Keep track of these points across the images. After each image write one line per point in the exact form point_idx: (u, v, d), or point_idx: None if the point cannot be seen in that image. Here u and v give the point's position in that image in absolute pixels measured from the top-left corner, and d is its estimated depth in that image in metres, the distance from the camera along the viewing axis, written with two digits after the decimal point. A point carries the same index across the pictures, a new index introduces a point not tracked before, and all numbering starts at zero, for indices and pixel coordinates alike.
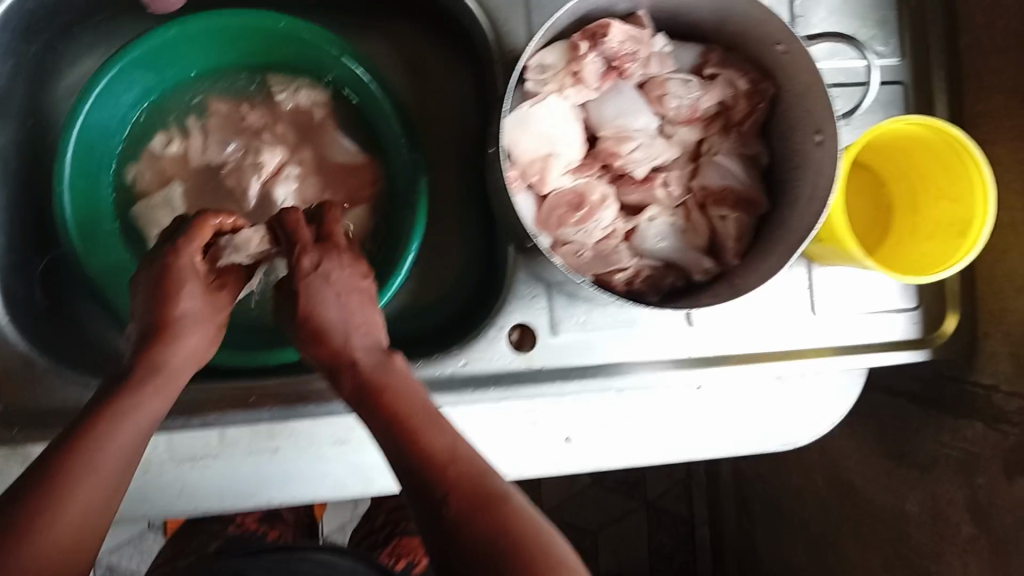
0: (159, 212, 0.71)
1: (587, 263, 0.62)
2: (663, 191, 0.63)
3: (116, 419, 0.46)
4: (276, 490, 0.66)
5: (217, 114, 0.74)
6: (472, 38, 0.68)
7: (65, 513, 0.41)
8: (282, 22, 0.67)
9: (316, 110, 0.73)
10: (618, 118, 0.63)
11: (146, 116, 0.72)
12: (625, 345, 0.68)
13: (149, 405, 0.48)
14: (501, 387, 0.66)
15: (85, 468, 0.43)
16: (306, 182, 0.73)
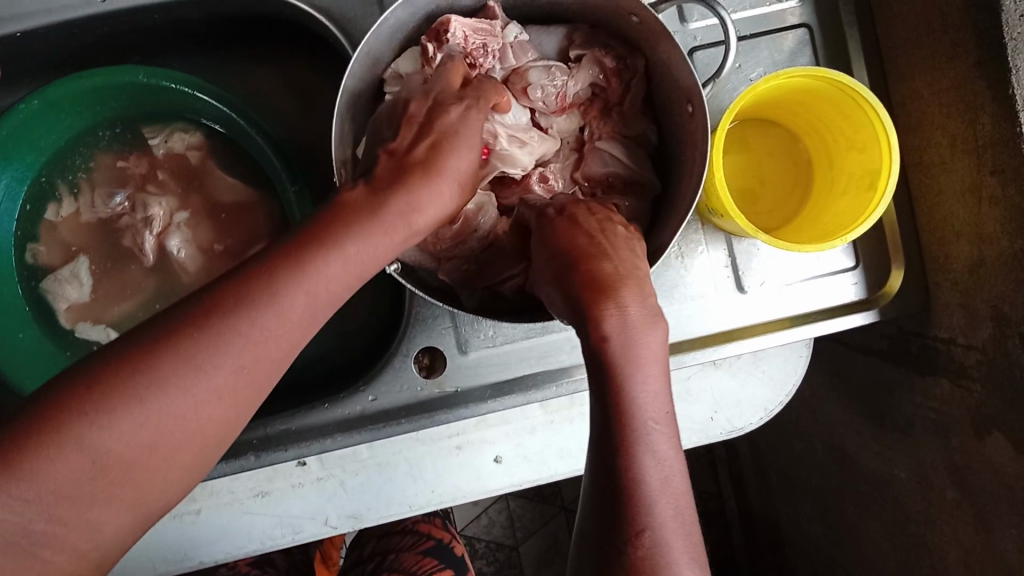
0: (59, 286, 0.68)
1: (472, 277, 0.58)
2: (543, 187, 0.58)
3: (214, 333, 0.38)
4: (204, 550, 0.64)
5: (96, 174, 0.69)
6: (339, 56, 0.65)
7: (115, 424, 0.36)
8: (141, 75, 0.63)
9: (196, 153, 0.70)
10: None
11: (32, 187, 0.68)
12: (540, 354, 0.64)
13: (256, 333, 0.39)
14: (414, 418, 0.63)
15: (190, 362, 0.37)
16: (198, 229, 0.70)
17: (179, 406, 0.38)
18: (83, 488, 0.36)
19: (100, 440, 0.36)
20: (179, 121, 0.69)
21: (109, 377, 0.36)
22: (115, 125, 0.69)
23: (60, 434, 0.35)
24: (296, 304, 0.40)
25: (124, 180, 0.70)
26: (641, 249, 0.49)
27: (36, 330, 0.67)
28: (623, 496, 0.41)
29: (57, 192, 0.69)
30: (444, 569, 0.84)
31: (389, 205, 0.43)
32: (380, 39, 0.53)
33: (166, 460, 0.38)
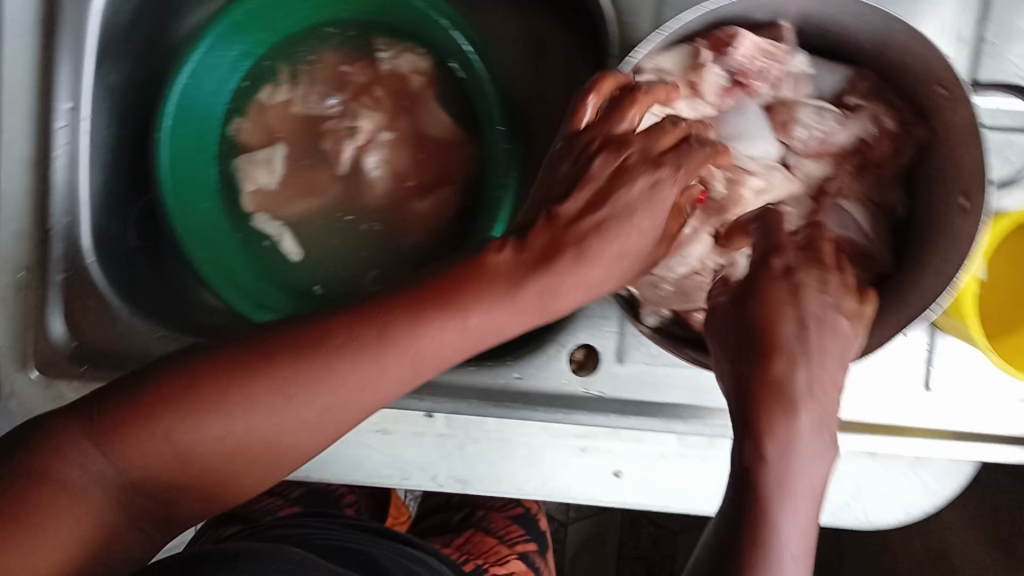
0: (252, 170, 0.69)
1: (664, 296, 0.56)
2: None
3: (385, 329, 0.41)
4: (314, 467, 0.65)
5: (320, 70, 0.70)
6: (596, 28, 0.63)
7: (282, 401, 0.41)
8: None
9: (419, 78, 0.69)
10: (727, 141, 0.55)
11: (256, 66, 0.70)
12: (696, 388, 0.61)
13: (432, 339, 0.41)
14: (551, 409, 0.62)
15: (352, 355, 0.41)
16: (398, 152, 0.70)
17: (290, 408, 0.41)
18: (193, 461, 0.41)
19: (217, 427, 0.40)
20: (413, 41, 0.69)
21: (232, 363, 0.41)
22: (350, 28, 0.70)
23: (190, 407, 0.40)
24: (439, 343, 0.41)
25: (342, 83, 0.70)
26: (845, 328, 0.41)
27: (218, 206, 0.69)
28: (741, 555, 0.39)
29: (276, 77, 0.70)
30: (530, 543, 0.87)
31: (623, 193, 0.42)
32: (672, 37, 0.51)
33: (282, 446, 0.42)
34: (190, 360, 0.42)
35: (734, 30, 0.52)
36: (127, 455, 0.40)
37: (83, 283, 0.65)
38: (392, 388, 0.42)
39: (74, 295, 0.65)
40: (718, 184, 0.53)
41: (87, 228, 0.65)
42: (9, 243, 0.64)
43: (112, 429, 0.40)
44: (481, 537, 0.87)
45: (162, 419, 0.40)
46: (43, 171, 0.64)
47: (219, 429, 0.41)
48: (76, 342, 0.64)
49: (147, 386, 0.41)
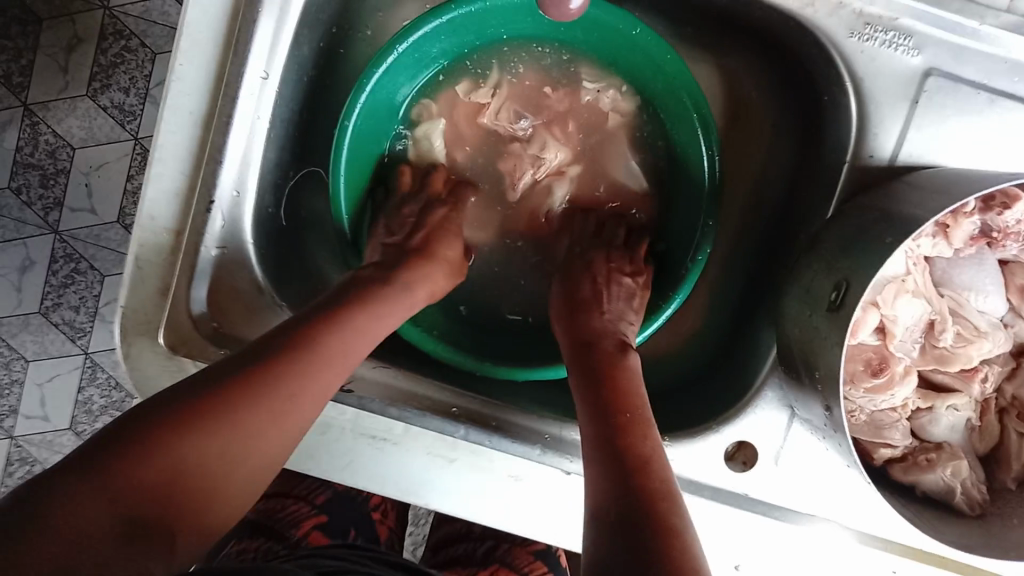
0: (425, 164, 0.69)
1: (855, 424, 0.55)
2: (980, 386, 0.54)
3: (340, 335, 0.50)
4: (435, 494, 0.62)
5: (517, 84, 0.68)
6: (827, 126, 0.59)
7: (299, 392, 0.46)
8: (637, 29, 0.61)
9: (618, 119, 0.68)
10: (957, 287, 0.54)
11: (450, 61, 0.67)
12: (835, 504, 0.62)
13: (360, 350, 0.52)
14: (697, 494, 0.61)
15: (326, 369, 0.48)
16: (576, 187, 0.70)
17: (273, 428, 0.45)
18: (203, 467, 0.41)
19: (238, 448, 0.43)
20: (620, 80, 0.67)
21: (241, 378, 0.44)
22: (557, 46, 0.67)
23: (220, 412, 0.42)
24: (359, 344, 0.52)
25: (538, 104, 0.68)
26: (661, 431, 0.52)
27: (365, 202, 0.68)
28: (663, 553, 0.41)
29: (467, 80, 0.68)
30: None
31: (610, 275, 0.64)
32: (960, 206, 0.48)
33: (240, 473, 0.43)
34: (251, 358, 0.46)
35: (1018, 189, 0.48)
36: (147, 464, 0.39)
37: (231, 262, 0.61)
38: (307, 419, 0.47)
39: (220, 272, 0.60)
40: (948, 335, 0.53)
41: (251, 206, 0.61)
42: (162, 204, 0.58)
43: (134, 442, 0.40)
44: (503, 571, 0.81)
45: (198, 430, 0.41)
46: (218, 141, 0.57)
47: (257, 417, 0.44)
48: (216, 321, 0.60)
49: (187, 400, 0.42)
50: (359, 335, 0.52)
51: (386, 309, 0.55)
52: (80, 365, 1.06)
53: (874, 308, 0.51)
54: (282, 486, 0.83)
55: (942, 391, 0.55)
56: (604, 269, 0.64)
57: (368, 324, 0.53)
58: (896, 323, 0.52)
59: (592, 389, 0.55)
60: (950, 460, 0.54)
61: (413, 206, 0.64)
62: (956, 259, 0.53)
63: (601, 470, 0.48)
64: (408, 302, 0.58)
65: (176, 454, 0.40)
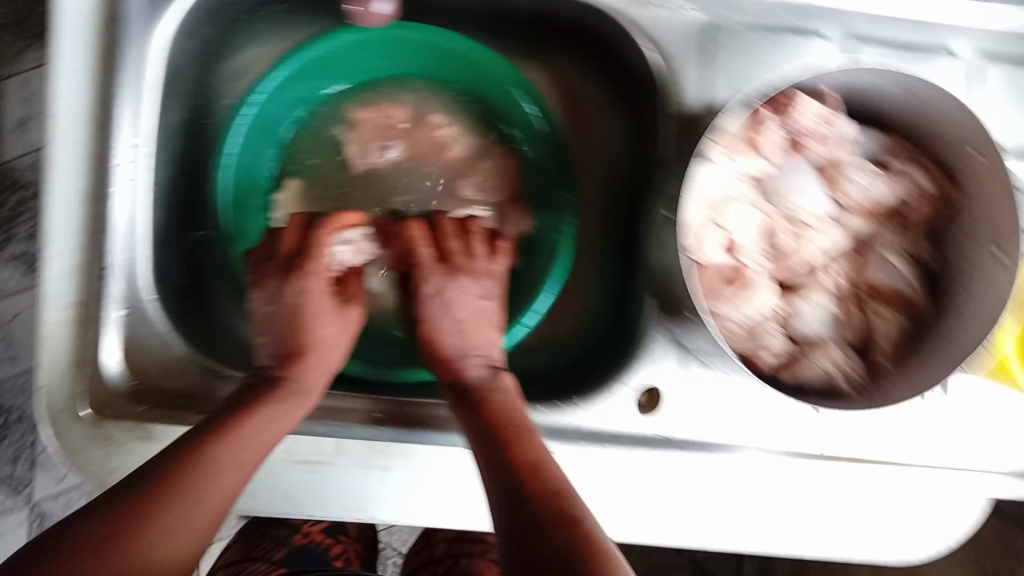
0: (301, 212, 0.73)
1: (732, 338, 0.60)
2: (828, 278, 0.61)
3: (243, 429, 0.55)
4: (377, 506, 0.65)
5: (363, 127, 0.75)
6: (636, 89, 0.68)
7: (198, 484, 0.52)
8: (459, 43, 0.71)
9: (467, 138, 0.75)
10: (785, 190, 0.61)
11: (309, 117, 0.74)
12: (750, 426, 0.66)
13: (286, 418, 0.57)
14: (619, 445, 0.65)
15: (232, 447, 0.54)
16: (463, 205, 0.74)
17: (178, 532, 0.50)
18: None
19: (173, 522, 0.50)
20: (464, 97, 0.75)
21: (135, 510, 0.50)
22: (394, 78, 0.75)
23: (151, 505, 0.50)
24: (258, 433, 0.56)
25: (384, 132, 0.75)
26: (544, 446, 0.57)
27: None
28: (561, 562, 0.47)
29: (324, 132, 0.75)
30: None
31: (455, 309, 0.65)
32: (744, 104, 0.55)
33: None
34: (162, 465, 0.52)
35: (796, 95, 0.57)
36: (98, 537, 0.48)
37: (142, 321, 0.64)
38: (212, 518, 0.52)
39: (131, 333, 0.63)
40: (784, 236, 0.60)
41: (147, 266, 0.64)
42: (62, 283, 0.60)
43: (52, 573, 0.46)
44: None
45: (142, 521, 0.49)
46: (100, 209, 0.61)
47: (170, 524, 0.50)
48: (132, 380, 0.62)
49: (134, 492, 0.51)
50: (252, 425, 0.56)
51: (276, 413, 0.57)
52: (28, 518, 1.04)
53: (712, 224, 0.58)
54: (247, 548, 0.93)
55: (796, 289, 0.61)
56: (459, 302, 0.65)
57: (262, 429, 0.56)
58: (735, 235, 0.59)
59: (473, 419, 0.58)
60: (822, 351, 0.59)
61: (274, 279, 0.64)
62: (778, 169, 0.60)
63: (501, 486, 0.53)
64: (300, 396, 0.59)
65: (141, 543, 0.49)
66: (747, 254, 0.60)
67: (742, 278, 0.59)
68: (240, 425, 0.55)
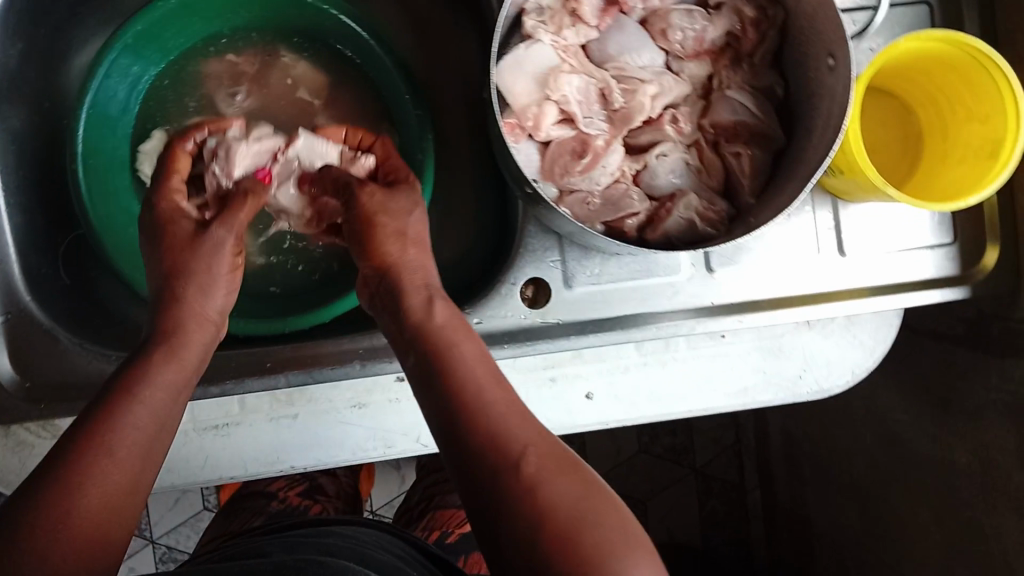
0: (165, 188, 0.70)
1: (594, 210, 0.59)
2: (673, 128, 0.60)
3: (148, 374, 0.48)
4: (294, 455, 0.65)
5: (212, 82, 0.71)
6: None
7: (116, 444, 0.43)
8: None
9: (317, 83, 0.72)
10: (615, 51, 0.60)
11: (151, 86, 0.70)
12: (643, 297, 0.65)
13: (166, 376, 0.48)
14: (516, 344, 0.65)
15: (145, 397, 0.46)
16: None
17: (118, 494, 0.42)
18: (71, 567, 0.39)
19: (98, 480, 0.42)
20: (309, 40, 0.72)
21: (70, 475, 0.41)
22: (226, 35, 0.71)
23: (76, 475, 0.41)
24: (149, 392, 0.47)
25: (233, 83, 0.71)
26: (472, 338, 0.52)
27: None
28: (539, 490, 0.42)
29: (173, 97, 0.71)
30: None
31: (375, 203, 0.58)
32: None
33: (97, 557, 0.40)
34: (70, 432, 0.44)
35: None
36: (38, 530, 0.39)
37: (23, 323, 0.63)
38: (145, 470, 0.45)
39: (17, 336, 0.63)
40: (618, 96, 0.59)
41: (19, 271, 0.64)
42: None
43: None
44: (441, 511, 0.91)
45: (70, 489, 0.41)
46: None
47: (101, 473, 0.42)
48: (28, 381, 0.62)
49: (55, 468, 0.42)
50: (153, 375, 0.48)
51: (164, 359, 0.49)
52: None
53: (546, 100, 0.58)
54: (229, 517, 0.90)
55: (645, 146, 0.60)
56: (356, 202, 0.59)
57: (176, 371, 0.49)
58: (569, 103, 0.58)
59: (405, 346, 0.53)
60: (681, 199, 0.59)
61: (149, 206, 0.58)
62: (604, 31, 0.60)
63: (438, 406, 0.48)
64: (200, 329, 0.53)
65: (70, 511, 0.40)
66: (586, 120, 0.59)
67: (581, 143, 0.59)
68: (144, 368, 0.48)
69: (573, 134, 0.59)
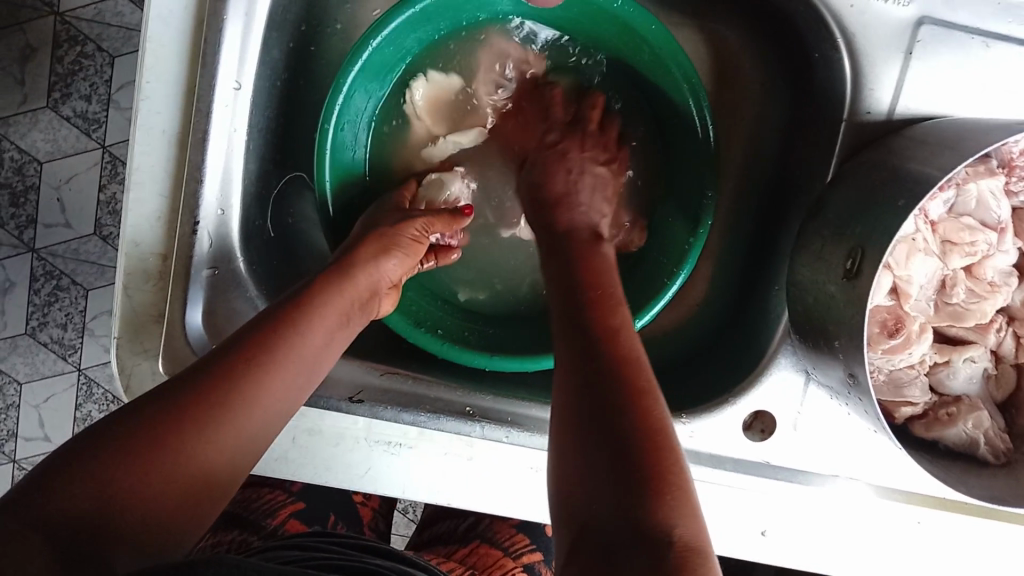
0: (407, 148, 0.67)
1: (875, 384, 0.54)
2: (995, 336, 0.54)
3: (300, 322, 0.49)
4: (457, 496, 0.62)
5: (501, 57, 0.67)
6: (821, 95, 0.58)
7: (245, 400, 0.44)
8: (654, 26, 0.59)
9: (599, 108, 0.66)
10: (980, 225, 0.50)
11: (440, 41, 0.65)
12: (858, 463, 0.62)
13: (320, 328, 0.50)
14: (721, 468, 0.61)
15: (279, 358, 0.46)
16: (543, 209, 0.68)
17: (249, 419, 0.44)
18: (214, 455, 0.41)
19: (253, 392, 0.44)
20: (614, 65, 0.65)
21: (254, 344, 0.46)
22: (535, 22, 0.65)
23: (250, 369, 0.45)
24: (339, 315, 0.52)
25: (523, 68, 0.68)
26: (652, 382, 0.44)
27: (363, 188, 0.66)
28: (624, 422, 0.41)
29: (459, 56, 0.66)
30: (535, 555, 0.84)
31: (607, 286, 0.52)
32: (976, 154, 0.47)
33: (221, 457, 0.42)
34: (263, 324, 0.48)
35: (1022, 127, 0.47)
36: (96, 481, 0.37)
37: (227, 278, 0.59)
38: (262, 425, 0.45)
39: (215, 294, 0.58)
40: (960, 291, 0.52)
41: (238, 222, 0.59)
42: (146, 231, 0.56)
43: (179, 407, 0.41)
44: (487, 548, 0.83)
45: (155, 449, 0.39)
46: (196, 157, 0.55)
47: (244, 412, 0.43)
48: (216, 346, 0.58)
49: (190, 386, 0.42)
50: (306, 342, 0.48)
51: (321, 318, 0.50)
52: (74, 382, 1.07)
53: (886, 271, 0.50)
54: (255, 486, 0.85)
55: (955, 344, 0.54)
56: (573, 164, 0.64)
57: (310, 343, 0.49)
58: (910, 284, 0.51)
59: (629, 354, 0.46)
60: (971, 412, 0.54)
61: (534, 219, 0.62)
62: (983, 205, 0.50)
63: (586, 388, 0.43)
64: (346, 296, 0.53)
65: (156, 468, 0.39)
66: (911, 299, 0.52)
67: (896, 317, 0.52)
68: (308, 317, 0.49)
69: (897, 315, 0.52)
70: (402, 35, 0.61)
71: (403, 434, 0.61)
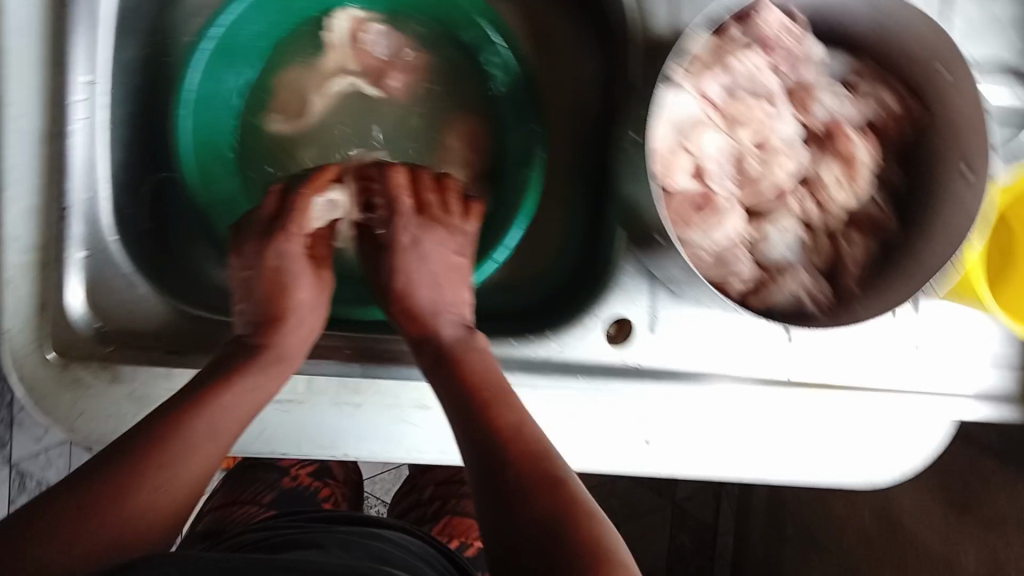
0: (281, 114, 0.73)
1: (702, 264, 0.59)
2: (797, 203, 0.60)
3: (239, 385, 0.54)
4: (350, 445, 0.64)
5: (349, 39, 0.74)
6: (613, 22, 0.66)
7: (190, 449, 0.49)
8: None
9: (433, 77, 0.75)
10: (753, 99, 0.59)
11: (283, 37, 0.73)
12: (719, 356, 0.66)
13: (256, 388, 0.55)
14: (588, 376, 0.65)
15: (219, 412, 0.52)
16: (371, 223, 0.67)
17: (193, 467, 0.49)
18: (161, 503, 0.47)
19: (197, 443, 0.50)
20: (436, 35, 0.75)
21: (202, 402, 0.52)
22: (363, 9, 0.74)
23: (195, 420, 0.51)
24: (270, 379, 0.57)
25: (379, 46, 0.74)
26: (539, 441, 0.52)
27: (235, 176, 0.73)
28: (525, 481, 0.49)
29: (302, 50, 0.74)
30: None
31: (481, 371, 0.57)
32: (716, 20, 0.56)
33: (172, 502, 0.48)
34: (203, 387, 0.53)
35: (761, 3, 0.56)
36: (57, 545, 0.42)
37: (103, 263, 0.63)
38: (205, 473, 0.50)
39: (96, 275, 0.62)
40: (752, 161, 0.59)
41: (107, 208, 0.63)
42: (22, 224, 0.58)
43: (135, 462, 0.47)
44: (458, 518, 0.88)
45: (94, 514, 0.44)
46: (58, 146, 0.60)
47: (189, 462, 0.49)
48: (99, 322, 0.61)
49: (143, 443, 0.48)
50: (241, 394, 0.54)
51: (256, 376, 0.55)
52: (6, 478, 0.93)
53: (680, 148, 0.58)
54: (232, 492, 0.89)
55: (765, 216, 0.61)
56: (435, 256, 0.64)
57: (247, 398, 0.54)
58: (704, 159, 0.59)
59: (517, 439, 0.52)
60: (789, 275, 0.60)
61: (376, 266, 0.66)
62: (752, 80, 0.59)
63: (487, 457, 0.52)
64: (272, 356, 0.58)
65: (108, 521, 0.44)
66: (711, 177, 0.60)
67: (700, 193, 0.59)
68: (245, 378, 0.55)
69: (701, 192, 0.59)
70: (244, 26, 0.71)
71: (288, 390, 0.64)
